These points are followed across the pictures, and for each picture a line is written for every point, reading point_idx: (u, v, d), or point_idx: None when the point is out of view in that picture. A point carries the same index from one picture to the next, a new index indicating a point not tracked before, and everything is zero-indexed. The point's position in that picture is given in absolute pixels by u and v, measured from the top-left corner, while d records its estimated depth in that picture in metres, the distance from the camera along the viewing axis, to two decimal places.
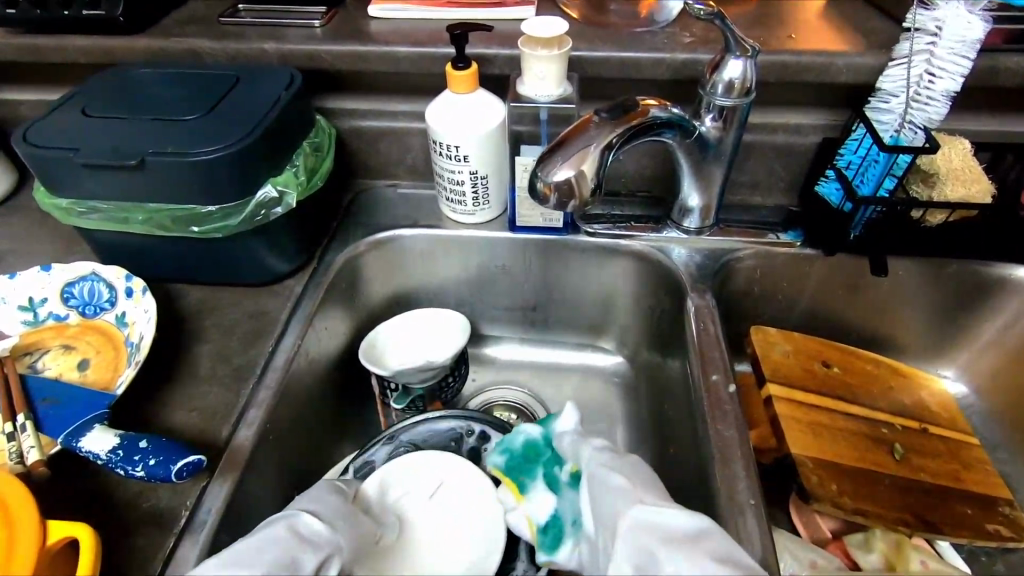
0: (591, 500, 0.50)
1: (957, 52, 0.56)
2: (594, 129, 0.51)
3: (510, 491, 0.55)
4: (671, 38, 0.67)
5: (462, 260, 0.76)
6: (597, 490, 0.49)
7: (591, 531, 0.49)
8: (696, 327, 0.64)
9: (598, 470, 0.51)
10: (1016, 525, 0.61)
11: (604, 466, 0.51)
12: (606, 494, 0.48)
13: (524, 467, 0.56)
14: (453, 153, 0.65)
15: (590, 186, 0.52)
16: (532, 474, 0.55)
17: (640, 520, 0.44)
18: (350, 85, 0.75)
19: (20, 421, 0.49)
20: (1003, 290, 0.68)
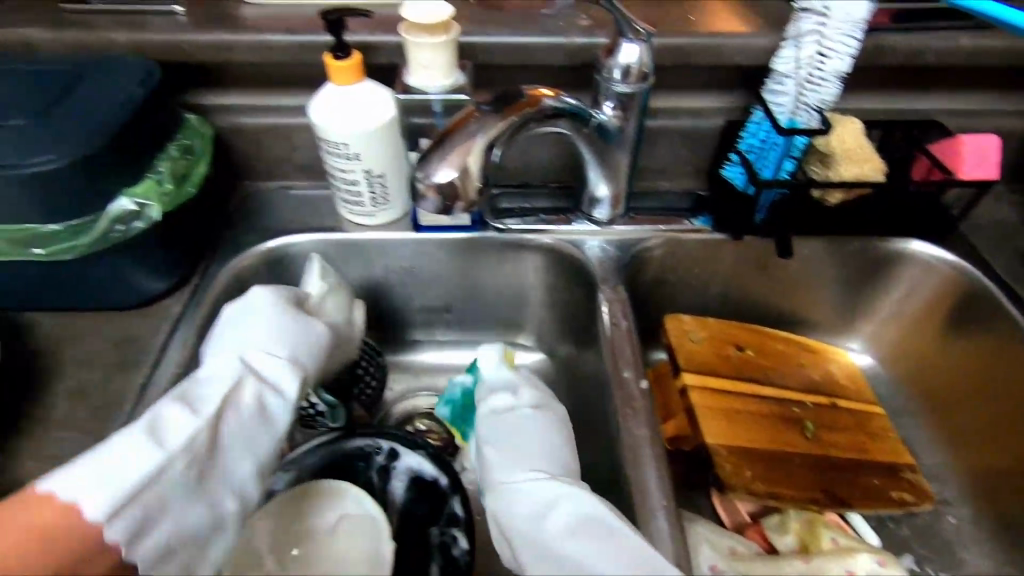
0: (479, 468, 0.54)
1: (845, 32, 0.56)
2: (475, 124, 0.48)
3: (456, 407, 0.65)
4: (568, 21, 0.64)
5: (366, 265, 0.71)
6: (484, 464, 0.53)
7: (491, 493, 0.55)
8: (609, 323, 0.62)
9: (511, 440, 0.53)
10: (916, 489, 0.63)
11: (523, 433, 0.53)
12: (518, 457, 0.52)
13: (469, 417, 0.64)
14: (343, 151, 0.60)
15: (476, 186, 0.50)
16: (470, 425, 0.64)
17: (530, 497, 0.48)
18: (225, 78, 0.68)
19: None
20: (899, 264, 0.70)
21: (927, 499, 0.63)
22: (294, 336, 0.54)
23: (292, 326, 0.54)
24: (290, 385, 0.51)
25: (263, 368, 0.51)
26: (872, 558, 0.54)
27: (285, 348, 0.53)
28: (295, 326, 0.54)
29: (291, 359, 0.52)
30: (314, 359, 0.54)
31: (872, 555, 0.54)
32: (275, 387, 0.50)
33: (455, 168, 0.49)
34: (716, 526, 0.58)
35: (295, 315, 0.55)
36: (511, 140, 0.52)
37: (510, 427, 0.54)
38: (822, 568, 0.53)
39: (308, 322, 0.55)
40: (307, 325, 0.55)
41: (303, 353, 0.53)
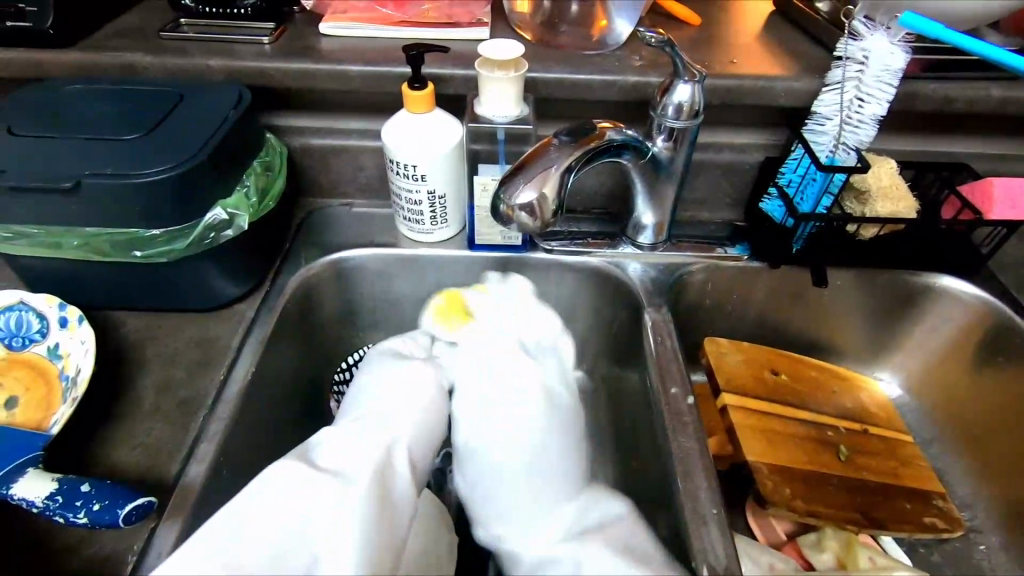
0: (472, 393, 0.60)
1: (883, 80, 0.61)
2: (554, 153, 0.53)
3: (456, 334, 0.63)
4: (621, 62, 0.69)
5: (421, 279, 0.75)
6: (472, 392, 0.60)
7: None
8: (654, 342, 0.65)
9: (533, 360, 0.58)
10: (948, 516, 0.65)
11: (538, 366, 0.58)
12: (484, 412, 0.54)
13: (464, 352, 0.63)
14: (410, 173, 0.65)
15: (551, 207, 0.54)
16: None
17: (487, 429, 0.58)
18: (300, 102, 0.73)
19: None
20: (929, 298, 0.74)
21: (958, 527, 0.64)
22: (387, 394, 0.54)
23: (385, 391, 0.54)
24: (370, 461, 0.47)
25: (345, 455, 0.47)
26: None
27: (384, 421, 0.51)
28: (392, 384, 0.55)
29: (388, 426, 0.51)
30: (402, 426, 0.51)
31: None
32: (390, 452, 0.49)
33: (536, 190, 0.53)
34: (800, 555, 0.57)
35: (390, 370, 0.56)
36: (581, 168, 0.57)
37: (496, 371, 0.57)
38: None
39: (402, 385, 0.55)
40: (400, 387, 0.55)
41: (398, 423, 0.51)
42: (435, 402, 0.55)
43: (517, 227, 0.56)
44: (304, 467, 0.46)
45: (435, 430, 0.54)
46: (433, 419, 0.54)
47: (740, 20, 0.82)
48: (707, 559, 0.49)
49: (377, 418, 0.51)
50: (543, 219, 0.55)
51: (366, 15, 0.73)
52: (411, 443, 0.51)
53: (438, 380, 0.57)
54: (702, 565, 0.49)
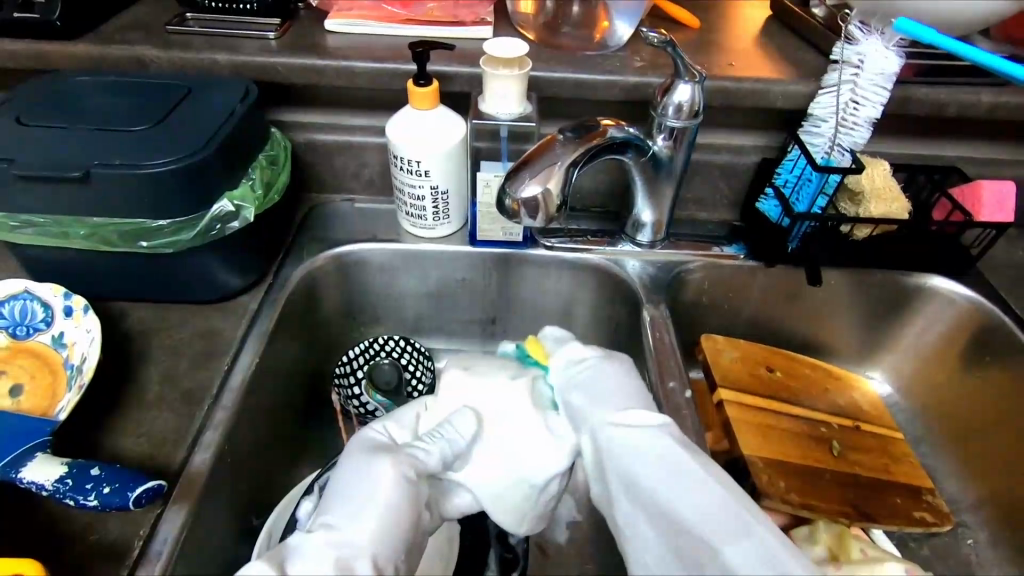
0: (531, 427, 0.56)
1: (877, 83, 0.63)
2: (559, 148, 0.55)
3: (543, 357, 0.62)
4: (622, 62, 0.70)
5: (422, 274, 0.76)
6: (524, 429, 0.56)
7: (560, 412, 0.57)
8: (653, 337, 0.67)
9: (594, 395, 0.55)
10: (938, 511, 0.67)
11: (600, 393, 0.54)
12: (504, 454, 0.53)
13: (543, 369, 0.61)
14: (414, 168, 0.66)
15: (555, 202, 0.55)
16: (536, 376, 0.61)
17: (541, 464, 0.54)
18: (304, 97, 0.74)
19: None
20: (920, 298, 0.75)
21: (947, 521, 0.66)
22: (350, 507, 0.44)
23: (357, 495, 0.45)
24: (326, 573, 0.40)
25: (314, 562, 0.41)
26: (899, 567, 0.56)
27: (355, 533, 0.42)
28: (362, 485, 0.45)
29: (351, 538, 0.42)
30: (367, 535, 0.42)
31: (899, 565, 0.56)
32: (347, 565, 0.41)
33: (542, 185, 0.54)
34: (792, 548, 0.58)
35: (360, 476, 0.46)
36: (584, 165, 0.59)
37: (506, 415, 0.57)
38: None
39: (380, 493, 0.45)
40: (376, 493, 0.44)
41: (365, 529, 0.43)
42: (407, 499, 0.45)
43: (522, 222, 0.57)
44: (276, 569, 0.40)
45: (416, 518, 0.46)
46: (402, 529, 0.44)
47: (738, 24, 0.84)
48: None
49: (341, 534, 0.42)
50: (548, 214, 0.56)
51: (371, 13, 0.74)
52: (374, 549, 0.42)
53: (410, 467, 0.47)
54: None
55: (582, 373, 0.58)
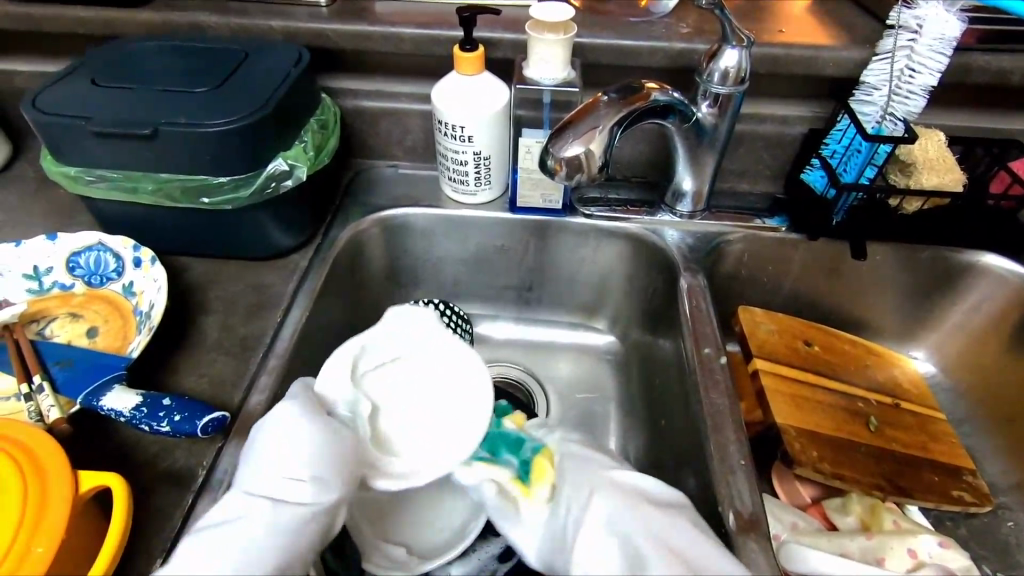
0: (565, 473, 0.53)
1: (936, 49, 0.60)
2: (602, 109, 0.55)
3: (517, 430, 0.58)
4: (669, 29, 0.70)
5: (461, 240, 0.78)
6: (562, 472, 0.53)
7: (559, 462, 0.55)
8: (689, 305, 0.67)
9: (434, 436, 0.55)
10: (977, 491, 0.66)
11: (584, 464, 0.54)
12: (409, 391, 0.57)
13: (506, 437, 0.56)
14: (458, 133, 0.67)
15: (597, 162, 0.55)
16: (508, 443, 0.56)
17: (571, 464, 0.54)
18: (352, 65, 0.76)
19: (68, 367, 0.52)
20: (970, 275, 0.73)
21: (987, 502, 0.65)
22: (298, 448, 0.45)
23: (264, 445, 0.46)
24: (282, 504, 0.42)
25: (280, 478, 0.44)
26: (933, 539, 0.57)
27: (288, 465, 0.44)
28: (272, 435, 0.46)
29: (306, 478, 0.44)
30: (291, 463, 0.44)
31: (933, 537, 0.57)
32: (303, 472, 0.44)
33: (584, 145, 0.55)
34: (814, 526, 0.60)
35: (296, 435, 0.46)
36: (626, 127, 0.59)
37: (423, 359, 0.60)
38: (884, 544, 0.56)
39: (306, 437, 0.46)
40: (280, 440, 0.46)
41: (322, 474, 0.45)
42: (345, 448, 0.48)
43: (563, 183, 0.57)
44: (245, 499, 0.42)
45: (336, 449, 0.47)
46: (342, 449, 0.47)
47: None
48: (733, 504, 0.51)
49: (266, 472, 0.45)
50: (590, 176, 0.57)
51: None
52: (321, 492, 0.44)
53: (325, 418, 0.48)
54: (729, 510, 0.51)
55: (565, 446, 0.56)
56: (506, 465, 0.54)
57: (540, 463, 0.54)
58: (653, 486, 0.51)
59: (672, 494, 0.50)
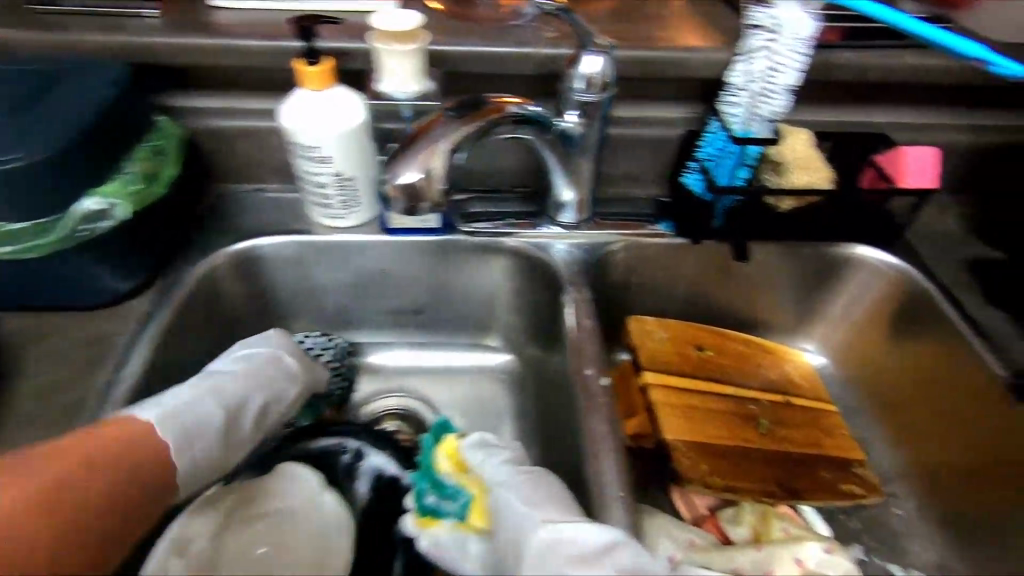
0: (501, 506, 0.50)
1: (794, 48, 0.59)
2: (440, 130, 0.56)
3: (449, 472, 0.54)
4: (536, 33, 0.66)
5: (337, 267, 0.72)
6: (500, 508, 0.50)
7: (495, 483, 0.52)
8: (574, 322, 0.64)
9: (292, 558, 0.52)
10: (866, 483, 0.66)
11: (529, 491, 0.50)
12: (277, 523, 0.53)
13: (441, 482, 0.54)
14: (313, 154, 0.61)
15: (435, 184, 0.57)
16: (438, 480, 0.54)
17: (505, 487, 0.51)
18: (196, 81, 0.69)
19: None
20: (849, 268, 0.74)
21: (874, 492, 0.65)
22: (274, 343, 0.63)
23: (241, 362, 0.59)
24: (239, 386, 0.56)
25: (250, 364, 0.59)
26: (818, 545, 0.56)
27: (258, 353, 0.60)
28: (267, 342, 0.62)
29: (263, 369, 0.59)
30: (272, 392, 0.58)
31: (818, 544, 0.56)
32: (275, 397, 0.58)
33: (421, 168, 0.58)
34: (707, 542, 0.58)
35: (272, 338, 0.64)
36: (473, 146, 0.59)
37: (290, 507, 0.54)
38: (773, 555, 0.56)
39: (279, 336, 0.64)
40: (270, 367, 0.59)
41: (270, 377, 0.59)
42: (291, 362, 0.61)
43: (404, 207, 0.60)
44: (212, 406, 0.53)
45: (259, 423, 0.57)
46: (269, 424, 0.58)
47: None
48: None
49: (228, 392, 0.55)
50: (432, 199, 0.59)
51: None
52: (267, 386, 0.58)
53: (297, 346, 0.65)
54: None
55: (507, 476, 0.52)
56: (448, 516, 0.52)
57: (474, 519, 0.52)
58: (590, 531, 0.45)
59: (613, 535, 0.45)
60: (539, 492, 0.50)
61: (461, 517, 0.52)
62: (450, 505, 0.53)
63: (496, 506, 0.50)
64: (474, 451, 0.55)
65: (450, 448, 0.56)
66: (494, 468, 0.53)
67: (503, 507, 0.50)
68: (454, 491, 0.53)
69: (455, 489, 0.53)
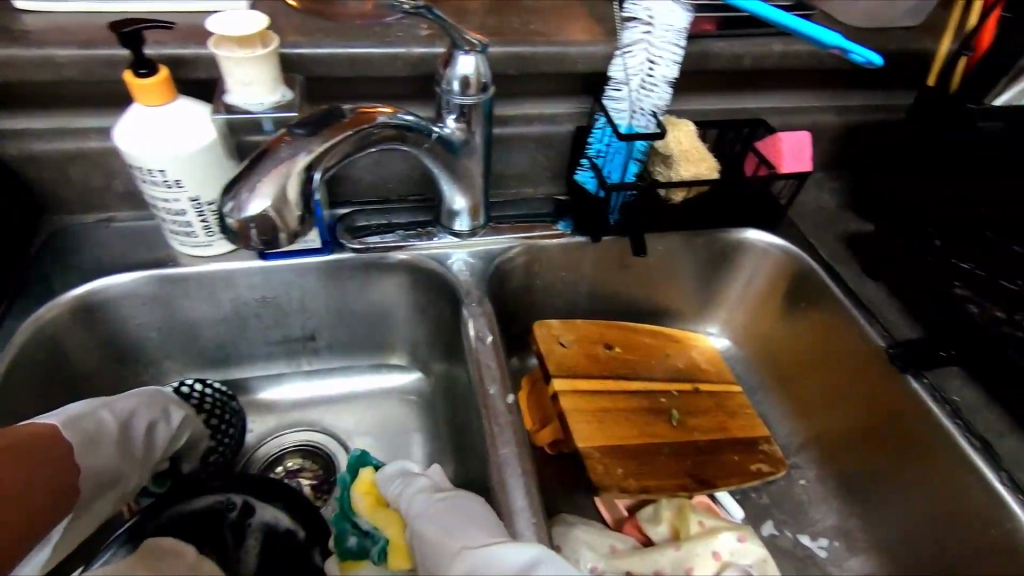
0: (423, 539, 0.48)
1: (669, 40, 0.59)
2: (286, 152, 0.47)
3: (366, 512, 0.54)
4: (406, 31, 0.62)
5: (209, 299, 0.64)
6: (422, 541, 0.48)
7: (415, 516, 0.50)
8: (476, 337, 0.61)
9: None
10: (772, 459, 0.68)
11: (449, 514, 0.48)
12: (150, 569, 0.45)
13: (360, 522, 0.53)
14: (160, 179, 0.54)
15: (292, 214, 0.49)
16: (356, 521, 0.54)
17: (427, 519, 0.49)
18: (5, 99, 0.58)
19: None
20: (743, 252, 0.76)
21: (780, 467, 0.67)
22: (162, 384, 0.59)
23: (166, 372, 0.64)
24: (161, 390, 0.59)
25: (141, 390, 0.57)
26: (732, 536, 0.58)
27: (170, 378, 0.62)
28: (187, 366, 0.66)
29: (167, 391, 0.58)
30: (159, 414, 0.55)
31: (732, 534, 0.58)
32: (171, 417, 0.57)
33: (270, 195, 0.47)
34: (626, 546, 0.58)
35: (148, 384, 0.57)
36: (337, 162, 0.52)
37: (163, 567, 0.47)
38: (691, 552, 0.56)
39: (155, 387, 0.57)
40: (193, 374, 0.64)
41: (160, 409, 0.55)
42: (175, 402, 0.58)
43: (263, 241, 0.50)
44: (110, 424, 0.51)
45: (153, 445, 0.55)
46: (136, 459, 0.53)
47: None
48: None
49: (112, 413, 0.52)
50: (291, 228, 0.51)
51: None
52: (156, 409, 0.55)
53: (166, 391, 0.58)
54: None
55: (428, 503, 0.50)
56: (368, 558, 0.51)
57: (394, 561, 0.50)
58: (505, 552, 0.43)
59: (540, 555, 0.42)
60: (461, 516, 0.48)
61: (382, 561, 0.51)
62: (370, 549, 0.52)
63: (417, 541, 0.48)
64: (389, 484, 0.54)
65: (366, 486, 0.56)
66: (413, 496, 0.52)
67: (426, 537, 0.48)
68: (373, 531, 0.53)
69: (372, 529, 0.53)
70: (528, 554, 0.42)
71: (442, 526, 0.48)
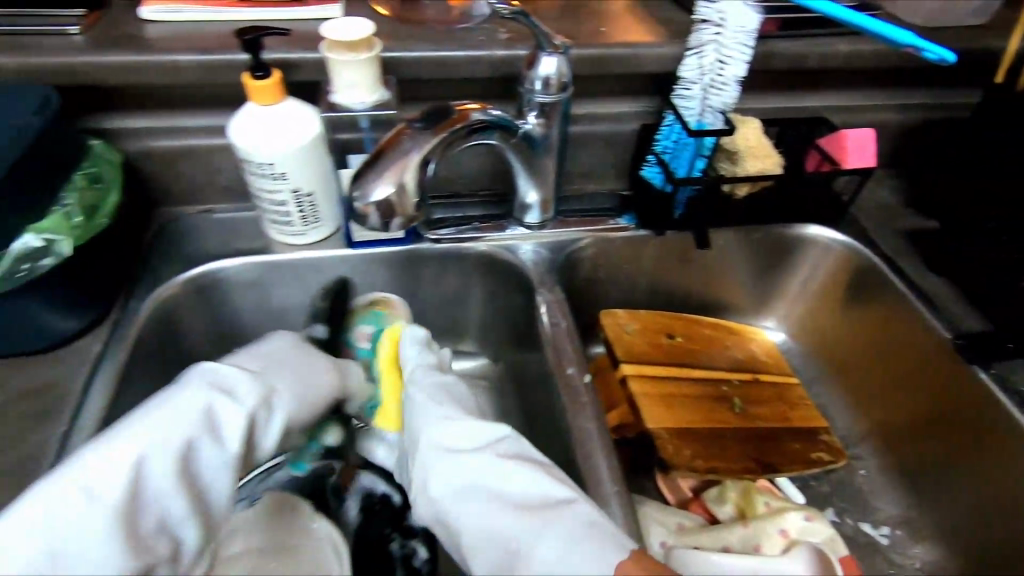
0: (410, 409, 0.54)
1: (740, 41, 0.62)
2: (408, 142, 0.54)
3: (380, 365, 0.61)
4: (488, 35, 0.66)
5: (299, 285, 0.69)
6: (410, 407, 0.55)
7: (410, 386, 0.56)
8: (550, 323, 0.64)
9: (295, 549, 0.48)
10: (833, 448, 0.70)
11: (436, 394, 0.54)
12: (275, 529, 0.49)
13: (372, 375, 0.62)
14: (268, 172, 0.58)
15: (410, 201, 0.56)
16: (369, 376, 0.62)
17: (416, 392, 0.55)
18: (129, 101, 0.64)
19: None
20: (803, 247, 0.78)
21: (841, 456, 0.69)
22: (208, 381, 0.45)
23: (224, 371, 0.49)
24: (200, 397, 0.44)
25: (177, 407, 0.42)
26: (799, 515, 0.60)
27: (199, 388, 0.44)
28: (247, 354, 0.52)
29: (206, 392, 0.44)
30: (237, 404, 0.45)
31: (799, 513, 0.60)
32: (227, 393, 0.46)
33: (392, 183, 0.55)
34: (694, 525, 0.60)
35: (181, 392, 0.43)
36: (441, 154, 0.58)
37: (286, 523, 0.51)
38: (760, 530, 0.59)
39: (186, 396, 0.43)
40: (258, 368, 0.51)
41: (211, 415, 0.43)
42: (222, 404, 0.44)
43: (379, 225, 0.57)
44: (113, 504, 0.38)
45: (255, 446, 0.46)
46: (218, 475, 0.43)
47: None
48: None
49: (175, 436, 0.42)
50: (405, 213, 0.57)
51: None
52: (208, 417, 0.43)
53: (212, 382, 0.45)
54: None
55: (420, 379, 0.56)
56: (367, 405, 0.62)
57: (380, 419, 0.60)
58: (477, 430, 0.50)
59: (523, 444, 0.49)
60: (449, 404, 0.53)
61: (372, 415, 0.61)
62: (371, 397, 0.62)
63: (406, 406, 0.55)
64: (410, 347, 0.60)
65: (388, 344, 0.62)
66: (415, 370, 0.57)
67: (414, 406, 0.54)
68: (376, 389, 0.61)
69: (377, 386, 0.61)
70: (497, 432, 0.50)
71: (431, 404, 0.53)
